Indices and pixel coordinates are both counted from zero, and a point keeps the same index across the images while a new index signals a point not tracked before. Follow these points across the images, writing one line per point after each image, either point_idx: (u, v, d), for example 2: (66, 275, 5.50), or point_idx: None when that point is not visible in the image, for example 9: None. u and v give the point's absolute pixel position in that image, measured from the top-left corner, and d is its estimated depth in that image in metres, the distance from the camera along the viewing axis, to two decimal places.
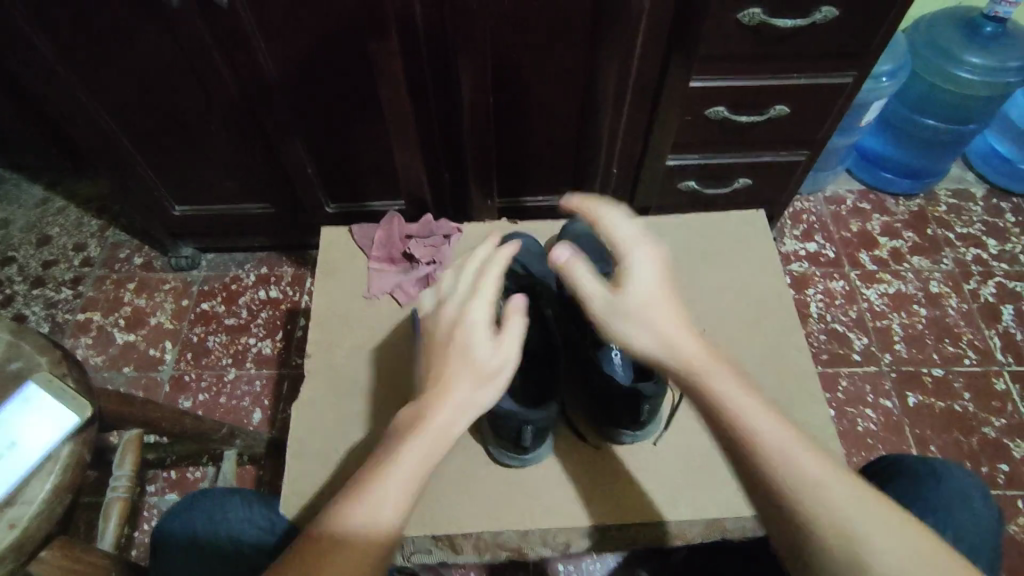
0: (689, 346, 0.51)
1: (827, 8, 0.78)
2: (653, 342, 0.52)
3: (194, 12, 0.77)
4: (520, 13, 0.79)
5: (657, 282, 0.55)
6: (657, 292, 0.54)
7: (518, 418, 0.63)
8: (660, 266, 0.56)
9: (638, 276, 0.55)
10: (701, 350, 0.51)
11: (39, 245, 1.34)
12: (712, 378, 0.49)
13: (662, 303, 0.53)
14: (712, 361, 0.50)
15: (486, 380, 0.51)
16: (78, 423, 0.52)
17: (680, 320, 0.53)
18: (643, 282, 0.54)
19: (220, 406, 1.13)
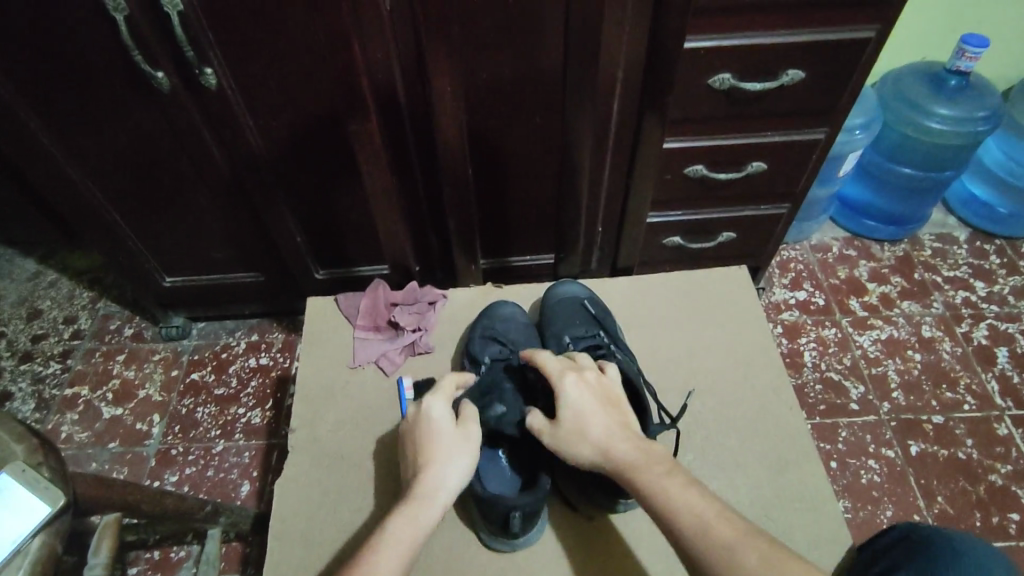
0: (619, 451, 0.59)
1: (794, 71, 0.81)
2: (592, 454, 0.60)
3: (184, 95, 0.80)
4: (499, 86, 0.82)
5: (587, 403, 0.63)
6: (589, 409, 0.63)
7: (505, 504, 0.62)
8: (589, 389, 0.65)
9: (569, 399, 0.64)
10: (630, 453, 0.59)
11: (29, 319, 1.34)
12: (638, 476, 0.56)
13: (595, 420, 0.62)
14: (639, 461, 0.57)
15: (437, 506, 0.58)
16: (50, 513, 0.51)
17: (612, 430, 0.61)
18: (574, 404, 0.63)
19: (207, 479, 1.10)
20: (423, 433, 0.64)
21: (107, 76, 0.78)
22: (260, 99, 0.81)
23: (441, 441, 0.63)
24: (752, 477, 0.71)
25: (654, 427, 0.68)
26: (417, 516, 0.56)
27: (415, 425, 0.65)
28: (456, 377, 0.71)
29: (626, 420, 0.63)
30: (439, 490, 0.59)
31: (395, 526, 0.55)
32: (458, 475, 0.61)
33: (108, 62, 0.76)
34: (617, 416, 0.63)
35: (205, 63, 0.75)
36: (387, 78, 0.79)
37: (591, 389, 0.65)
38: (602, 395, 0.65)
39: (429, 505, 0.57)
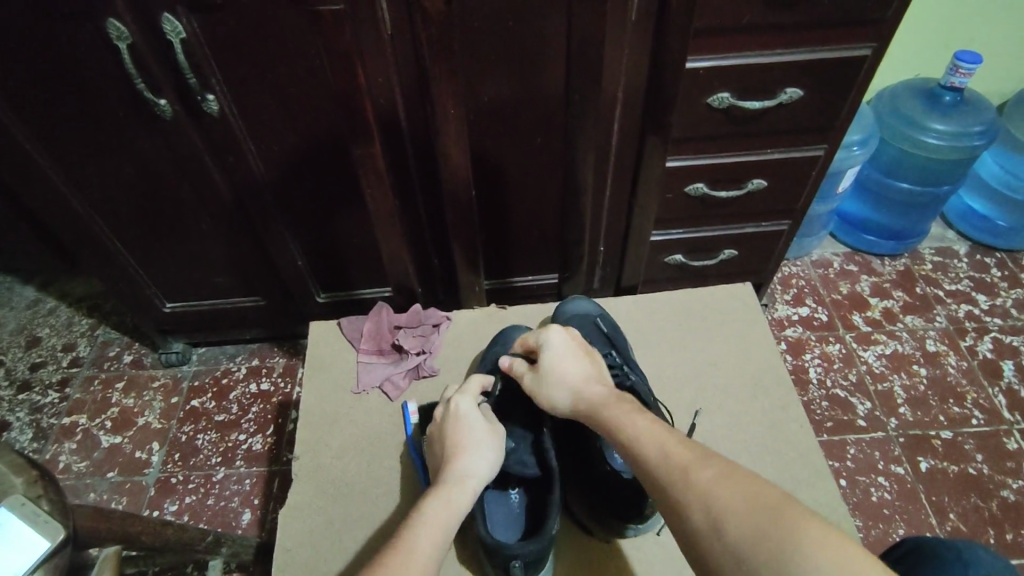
0: (589, 390, 0.64)
1: (792, 89, 0.81)
2: (563, 391, 0.66)
3: (186, 122, 0.80)
4: (500, 108, 0.83)
5: (568, 351, 0.69)
6: (568, 357, 0.69)
7: (504, 555, 0.60)
8: (571, 341, 0.72)
9: (553, 347, 0.70)
10: (599, 393, 0.64)
11: (28, 346, 1.33)
12: (603, 410, 0.61)
13: (572, 364, 0.68)
14: (605, 399, 0.63)
15: (467, 492, 0.60)
16: (49, 548, 0.50)
17: (586, 376, 0.66)
18: (556, 352, 0.70)
19: (207, 508, 1.08)
20: (452, 427, 0.67)
21: (109, 104, 0.78)
22: (262, 124, 0.81)
23: (467, 435, 0.66)
24: None
25: None
26: (452, 499, 0.58)
27: (443, 422, 0.69)
28: (477, 378, 0.75)
29: (600, 371, 0.69)
30: (468, 481, 0.61)
31: (432, 505, 0.57)
32: (485, 467, 0.63)
33: (111, 91, 0.77)
34: (592, 365, 0.69)
35: (207, 89, 0.76)
36: (389, 102, 0.80)
37: (573, 342, 0.71)
38: (580, 349, 0.71)
39: (461, 491, 0.60)
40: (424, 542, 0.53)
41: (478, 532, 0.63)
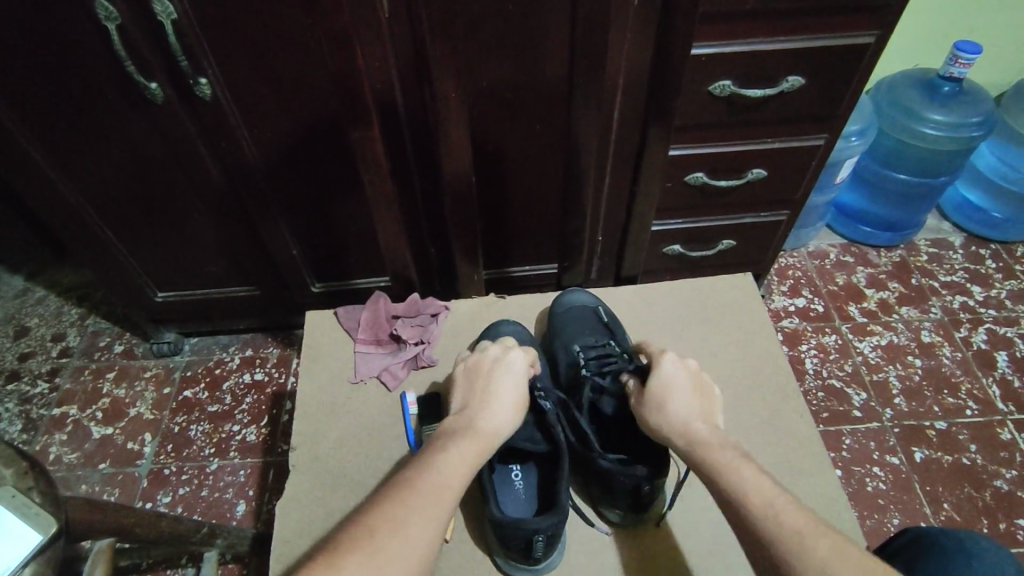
0: (697, 431, 0.60)
1: (794, 77, 0.80)
2: (665, 424, 0.62)
3: (179, 106, 0.78)
4: (499, 95, 0.82)
5: (681, 385, 0.65)
6: (681, 392, 0.64)
7: (528, 529, 0.59)
8: (687, 373, 0.67)
9: (665, 376, 0.66)
10: (707, 435, 0.59)
11: (16, 337, 1.31)
12: (708, 454, 0.57)
13: (682, 399, 0.63)
14: (714, 442, 0.58)
15: (493, 443, 0.61)
16: (40, 541, 0.49)
17: (697, 418, 0.62)
18: (668, 381, 0.65)
19: (201, 500, 1.07)
20: (488, 376, 0.69)
21: (99, 87, 0.76)
22: (257, 109, 0.80)
23: (501, 388, 0.67)
24: None
25: None
26: (480, 446, 0.60)
27: (484, 368, 0.70)
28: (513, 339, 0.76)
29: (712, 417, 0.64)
30: (497, 431, 0.63)
31: (461, 446, 0.59)
32: (513, 421, 0.65)
33: (101, 73, 0.75)
34: (704, 406, 0.64)
35: (199, 72, 0.74)
36: (387, 87, 0.78)
37: (688, 376, 0.66)
38: (695, 386, 0.66)
39: (489, 440, 0.61)
40: (448, 480, 0.55)
41: (493, 512, 0.62)
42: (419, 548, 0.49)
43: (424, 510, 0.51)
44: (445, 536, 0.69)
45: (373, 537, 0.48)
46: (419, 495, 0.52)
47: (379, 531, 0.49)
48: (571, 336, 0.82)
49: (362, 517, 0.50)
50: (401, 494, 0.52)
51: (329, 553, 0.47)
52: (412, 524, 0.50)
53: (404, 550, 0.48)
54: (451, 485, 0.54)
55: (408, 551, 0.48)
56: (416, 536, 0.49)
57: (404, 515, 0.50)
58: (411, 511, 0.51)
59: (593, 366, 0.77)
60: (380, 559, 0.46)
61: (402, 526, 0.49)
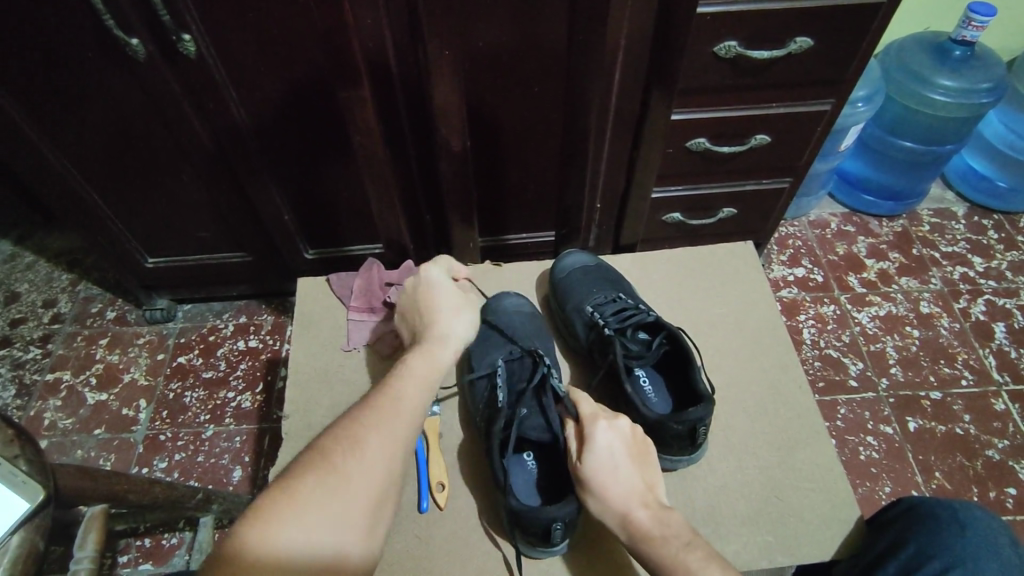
0: (638, 517, 0.55)
1: (802, 38, 0.77)
2: (603, 511, 0.57)
3: (161, 64, 0.75)
4: (496, 55, 0.78)
5: (618, 459, 0.58)
6: (616, 468, 0.57)
7: (546, 518, 0.59)
8: (623, 440, 0.59)
9: (596, 455, 0.58)
10: (647, 523, 0.54)
11: (6, 302, 1.29)
12: (651, 547, 0.53)
13: (620, 477, 0.57)
14: (654, 535, 0.53)
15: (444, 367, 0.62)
16: (29, 509, 0.48)
17: (637, 495, 0.56)
18: (601, 456, 0.58)
19: (197, 465, 1.08)
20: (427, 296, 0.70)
21: (77, 44, 0.73)
22: (243, 67, 0.76)
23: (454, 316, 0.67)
24: (760, 459, 0.69)
25: (705, 378, 0.64)
26: (431, 353, 0.62)
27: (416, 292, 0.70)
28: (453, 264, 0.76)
29: (654, 480, 0.59)
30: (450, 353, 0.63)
31: (417, 383, 0.59)
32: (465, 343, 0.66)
33: (78, 28, 0.71)
34: (644, 476, 0.58)
35: (182, 28, 0.71)
36: (378, 46, 0.75)
37: (623, 437, 0.59)
38: (633, 445, 0.60)
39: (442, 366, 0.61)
40: (402, 407, 0.55)
41: (510, 501, 0.61)
42: (377, 474, 0.50)
43: (380, 438, 0.52)
44: (439, 505, 0.69)
45: (334, 467, 0.49)
46: (375, 425, 0.53)
47: (336, 460, 0.50)
48: (581, 298, 0.80)
49: (321, 447, 0.51)
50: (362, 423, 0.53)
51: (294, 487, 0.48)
52: (371, 454, 0.51)
53: (362, 472, 0.50)
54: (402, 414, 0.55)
55: (367, 470, 0.50)
56: (373, 460, 0.51)
57: (361, 443, 0.51)
58: (368, 432, 0.52)
59: (614, 323, 0.74)
60: (340, 479, 0.49)
61: (351, 460, 0.50)
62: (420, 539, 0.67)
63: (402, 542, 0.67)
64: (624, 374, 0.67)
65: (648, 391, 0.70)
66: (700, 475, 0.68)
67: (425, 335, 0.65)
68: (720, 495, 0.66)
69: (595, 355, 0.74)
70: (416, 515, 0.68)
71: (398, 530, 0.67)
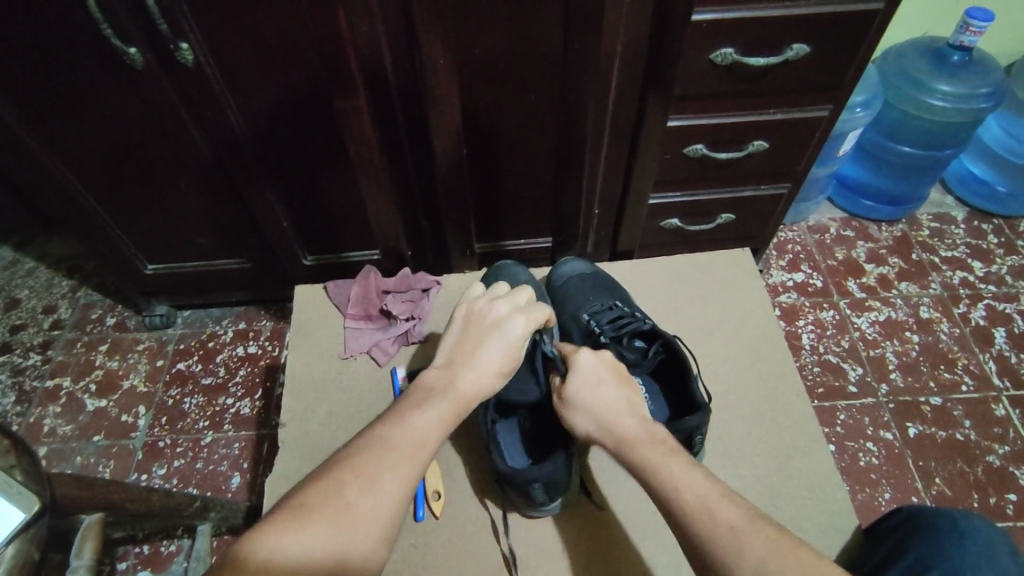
0: (622, 426, 0.56)
1: (799, 45, 0.77)
2: (592, 426, 0.58)
3: (160, 73, 0.75)
4: (493, 62, 0.79)
5: (600, 379, 0.60)
6: (599, 387, 0.59)
7: (528, 478, 0.61)
8: (604, 364, 0.62)
9: (579, 376, 0.60)
10: (633, 428, 0.55)
11: (7, 309, 1.30)
12: (635, 448, 0.53)
13: (603, 394, 0.59)
14: (641, 437, 0.54)
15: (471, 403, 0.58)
16: (24, 519, 0.48)
17: (620, 408, 0.57)
18: (586, 377, 0.60)
19: (196, 471, 1.08)
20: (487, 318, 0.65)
21: (75, 53, 0.73)
22: (241, 74, 0.77)
23: (491, 343, 0.62)
24: (757, 467, 0.69)
25: (701, 388, 0.64)
26: (500, 360, 0.61)
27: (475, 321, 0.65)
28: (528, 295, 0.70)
29: (637, 402, 0.60)
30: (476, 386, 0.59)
31: (439, 405, 0.55)
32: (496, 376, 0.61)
33: (77, 37, 0.72)
34: (629, 393, 0.60)
35: (180, 37, 0.71)
36: (375, 54, 0.75)
37: (605, 362, 0.62)
38: (615, 370, 0.62)
39: (465, 401, 0.57)
40: (427, 437, 0.52)
41: (498, 465, 0.64)
42: (388, 510, 0.47)
43: (398, 467, 0.49)
44: (435, 514, 0.69)
45: (347, 498, 0.46)
46: (399, 453, 0.50)
47: (351, 490, 0.46)
48: (578, 307, 0.80)
49: (334, 472, 0.48)
50: (384, 449, 0.50)
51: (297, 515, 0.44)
52: (387, 484, 0.48)
53: (374, 508, 0.46)
54: (427, 445, 0.51)
55: (378, 506, 0.46)
56: (385, 496, 0.47)
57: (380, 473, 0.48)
58: (384, 465, 0.48)
59: (609, 331, 0.74)
60: (351, 513, 0.45)
61: (366, 493, 0.46)
62: (416, 548, 0.67)
63: (398, 550, 0.67)
64: None
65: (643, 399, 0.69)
66: None
67: (455, 360, 0.61)
68: None
69: None
70: (412, 523, 0.68)
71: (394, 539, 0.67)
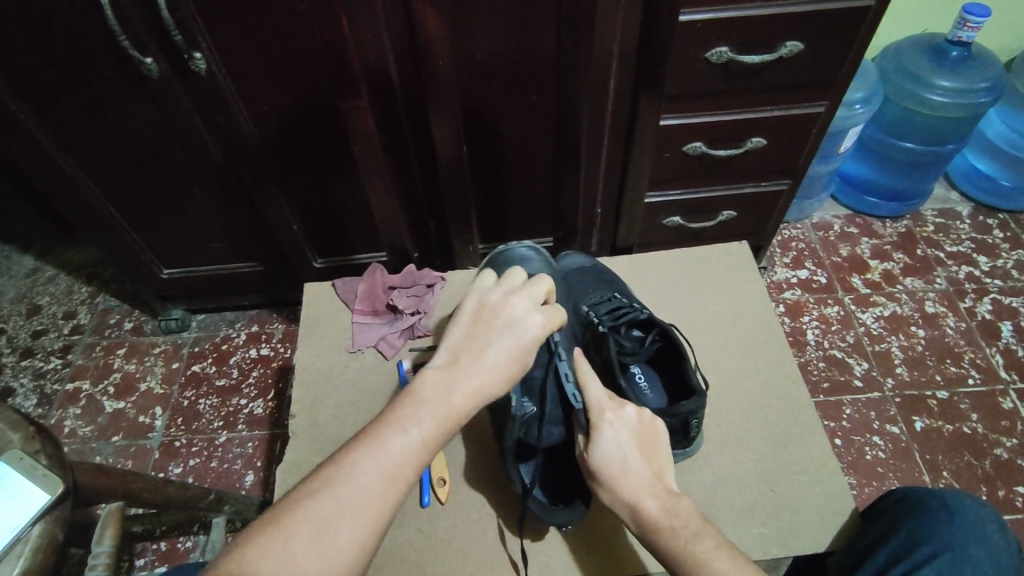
0: (648, 509, 0.51)
1: (792, 43, 0.79)
2: (611, 499, 0.54)
3: (174, 81, 0.78)
4: (493, 65, 0.81)
5: (626, 452, 0.55)
6: (624, 459, 0.54)
7: (556, 523, 0.62)
8: (630, 434, 0.56)
9: (603, 446, 0.55)
10: (658, 513, 0.51)
11: (29, 315, 1.34)
12: (661, 537, 0.50)
13: (629, 467, 0.54)
14: (666, 527, 0.50)
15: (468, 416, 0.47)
16: (49, 501, 0.51)
17: (647, 485, 0.53)
18: (608, 448, 0.55)
19: (211, 470, 1.10)
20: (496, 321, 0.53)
21: (94, 64, 0.77)
22: (251, 82, 0.80)
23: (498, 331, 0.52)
24: (756, 452, 0.70)
25: (697, 375, 0.65)
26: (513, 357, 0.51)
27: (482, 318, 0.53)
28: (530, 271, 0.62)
29: (663, 468, 0.56)
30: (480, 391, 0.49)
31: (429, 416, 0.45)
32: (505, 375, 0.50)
33: (96, 49, 0.75)
34: (653, 467, 0.55)
35: (193, 47, 0.74)
36: (379, 59, 0.78)
37: (630, 430, 0.56)
38: (641, 435, 0.57)
39: (460, 414, 0.47)
40: (404, 462, 0.43)
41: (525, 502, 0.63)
42: (377, 504, 0.42)
43: (360, 507, 0.41)
44: (441, 500, 0.71)
45: (288, 548, 0.39)
46: (364, 489, 0.42)
47: (297, 540, 0.39)
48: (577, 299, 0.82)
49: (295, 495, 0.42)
50: (343, 481, 0.42)
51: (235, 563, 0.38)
52: (344, 512, 0.41)
53: (361, 503, 0.41)
54: (402, 476, 0.43)
55: (365, 504, 0.41)
56: (338, 541, 0.40)
57: (334, 516, 0.40)
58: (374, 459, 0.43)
59: (608, 320, 0.75)
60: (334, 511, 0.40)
61: (351, 487, 0.41)
62: (422, 533, 0.69)
63: (405, 536, 0.69)
64: (619, 370, 0.68)
65: (643, 386, 0.71)
66: (697, 469, 0.69)
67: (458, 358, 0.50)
68: (715, 489, 0.68)
69: (590, 350, 0.76)
70: (419, 510, 0.70)
71: (402, 526, 0.69)
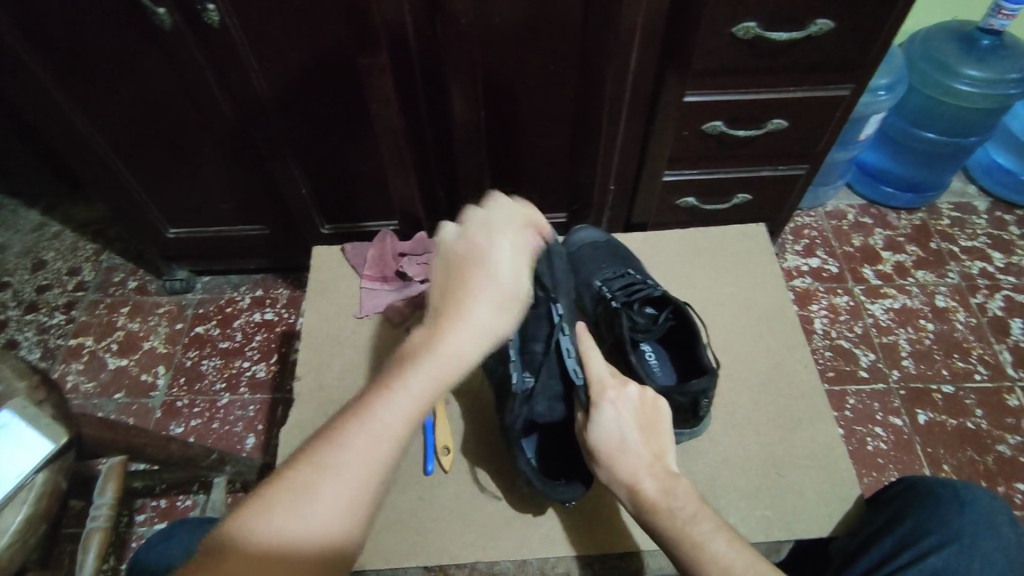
0: (646, 489, 0.51)
1: (823, 21, 0.77)
2: (609, 477, 0.54)
3: (187, 34, 0.77)
4: (513, 30, 0.79)
5: (626, 431, 0.54)
6: (622, 438, 0.54)
7: (558, 497, 0.62)
8: (631, 412, 0.55)
9: (602, 425, 0.54)
10: (655, 493, 0.51)
11: (33, 270, 1.33)
12: (656, 517, 0.49)
13: (628, 447, 0.53)
14: (661, 507, 0.50)
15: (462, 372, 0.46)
16: (53, 450, 0.50)
17: (646, 465, 0.52)
18: (608, 426, 0.54)
19: (212, 431, 1.10)
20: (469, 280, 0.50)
21: (106, 13, 0.75)
22: (265, 36, 0.78)
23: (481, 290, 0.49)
24: (764, 435, 0.69)
25: (709, 352, 0.65)
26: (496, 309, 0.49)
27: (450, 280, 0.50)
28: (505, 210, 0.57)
29: (663, 449, 0.55)
30: (476, 340, 0.47)
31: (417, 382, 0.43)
32: (502, 329, 0.49)
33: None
34: (653, 446, 0.54)
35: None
36: (397, 19, 0.76)
37: (631, 408, 0.55)
38: (641, 413, 0.56)
39: (453, 371, 0.45)
40: (397, 430, 0.41)
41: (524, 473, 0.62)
42: (369, 469, 0.40)
43: (353, 472, 0.39)
44: (445, 468, 0.71)
45: (272, 520, 0.37)
46: (351, 460, 0.39)
47: (279, 513, 0.37)
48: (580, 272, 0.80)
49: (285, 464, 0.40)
50: (332, 451, 0.39)
51: (214, 552, 0.35)
52: (332, 479, 0.38)
53: (350, 469, 0.39)
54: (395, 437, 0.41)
55: (355, 471, 0.39)
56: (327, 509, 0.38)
57: (320, 485, 0.38)
58: (360, 426, 0.40)
59: (621, 296, 0.74)
60: (323, 478, 0.38)
61: (340, 452, 0.39)
62: (424, 500, 0.69)
63: (406, 501, 0.69)
64: (631, 345, 0.68)
65: (653, 364, 0.71)
66: (703, 448, 0.69)
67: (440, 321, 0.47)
68: (721, 469, 0.67)
69: (601, 326, 0.75)
70: (422, 476, 0.70)
71: (404, 491, 0.69)
